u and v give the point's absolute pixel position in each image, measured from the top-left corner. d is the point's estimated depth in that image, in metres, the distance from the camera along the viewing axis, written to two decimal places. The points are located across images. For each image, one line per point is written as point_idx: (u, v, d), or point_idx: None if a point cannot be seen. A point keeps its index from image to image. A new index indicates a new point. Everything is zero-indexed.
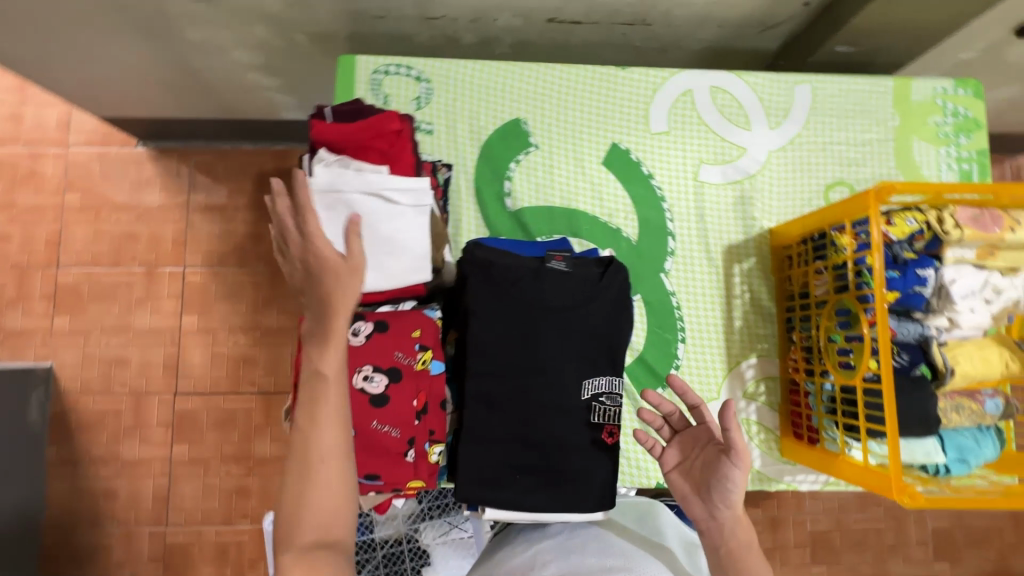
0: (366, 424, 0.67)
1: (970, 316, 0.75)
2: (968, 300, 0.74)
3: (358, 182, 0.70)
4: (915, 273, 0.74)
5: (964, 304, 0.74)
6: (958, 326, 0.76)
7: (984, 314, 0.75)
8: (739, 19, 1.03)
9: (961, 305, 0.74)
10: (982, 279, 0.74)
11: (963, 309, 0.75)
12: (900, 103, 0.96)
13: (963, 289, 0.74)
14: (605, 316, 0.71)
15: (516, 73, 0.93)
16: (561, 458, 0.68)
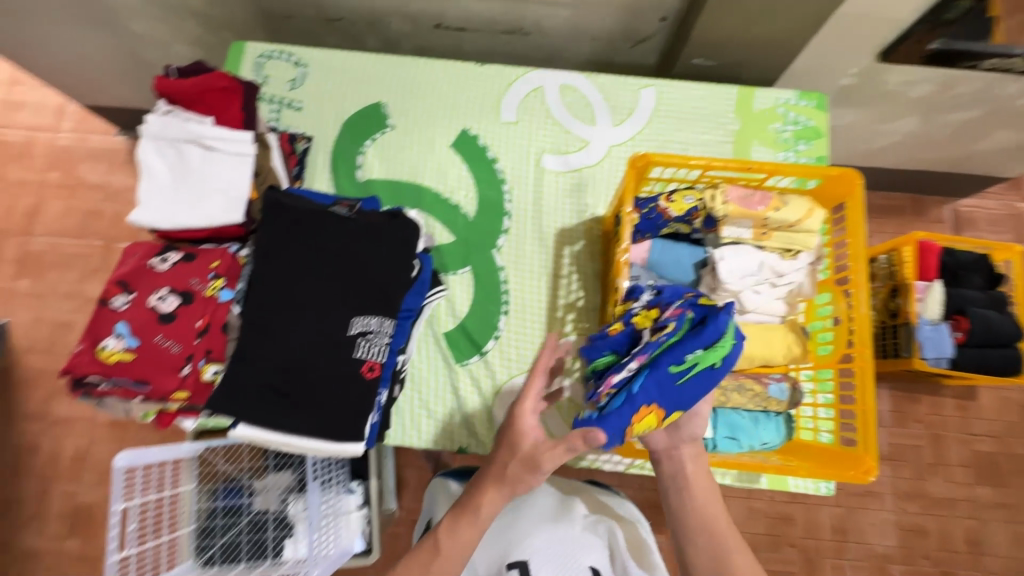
0: (150, 337, 0.74)
1: (750, 298, 0.76)
2: (744, 282, 0.76)
3: (183, 132, 0.81)
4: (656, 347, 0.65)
5: (740, 286, 0.76)
6: (746, 308, 0.77)
7: (766, 297, 0.77)
8: (606, 32, 1.13)
9: (739, 286, 0.76)
10: (755, 262, 0.76)
11: (741, 292, 0.76)
12: (742, 109, 1.01)
13: (734, 272, 0.75)
14: (383, 261, 0.76)
15: (382, 64, 1.04)
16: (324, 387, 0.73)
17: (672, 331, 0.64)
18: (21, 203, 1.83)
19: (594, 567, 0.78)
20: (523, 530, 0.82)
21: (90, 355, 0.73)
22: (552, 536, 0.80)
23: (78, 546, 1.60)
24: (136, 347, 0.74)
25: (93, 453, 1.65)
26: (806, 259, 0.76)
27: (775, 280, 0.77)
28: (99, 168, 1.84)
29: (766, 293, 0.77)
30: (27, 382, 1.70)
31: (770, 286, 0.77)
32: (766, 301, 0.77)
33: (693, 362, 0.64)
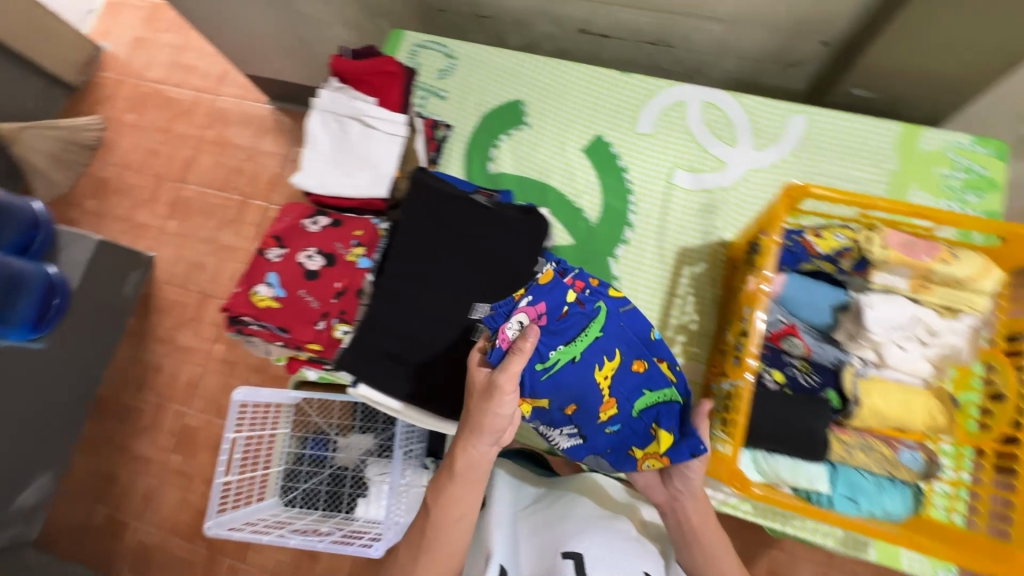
0: (296, 290, 0.81)
1: (896, 355, 0.70)
2: (893, 334, 0.70)
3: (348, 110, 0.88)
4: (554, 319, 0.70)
5: (887, 339, 0.70)
6: (886, 363, 0.71)
7: (914, 356, 0.70)
8: (758, 52, 1.09)
9: (884, 339, 0.70)
10: (908, 316, 0.69)
11: (886, 346, 0.71)
12: (904, 148, 0.93)
13: (881, 323, 0.70)
14: (511, 253, 0.79)
15: (529, 64, 1.07)
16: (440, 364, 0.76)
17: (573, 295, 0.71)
18: (181, 154, 2.08)
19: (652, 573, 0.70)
20: (567, 529, 0.74)
21: (245, 297, 0.82)
22: (601, 533, 0.73)
23: (178, 462, 1.79)
24: (283, 297, 0.81)
25: (205, 383, 1.85)
26: (970, 322, 0.69)
27: (928, 338, 0.70)
28: (247, 131, 2.06)
29: (914, 352, 0.70)
30: (162, 311, 1.93)
31: (920, 343, 0.70)
32: (913, 360, 0.70)
33: (560, 359, 0.69)
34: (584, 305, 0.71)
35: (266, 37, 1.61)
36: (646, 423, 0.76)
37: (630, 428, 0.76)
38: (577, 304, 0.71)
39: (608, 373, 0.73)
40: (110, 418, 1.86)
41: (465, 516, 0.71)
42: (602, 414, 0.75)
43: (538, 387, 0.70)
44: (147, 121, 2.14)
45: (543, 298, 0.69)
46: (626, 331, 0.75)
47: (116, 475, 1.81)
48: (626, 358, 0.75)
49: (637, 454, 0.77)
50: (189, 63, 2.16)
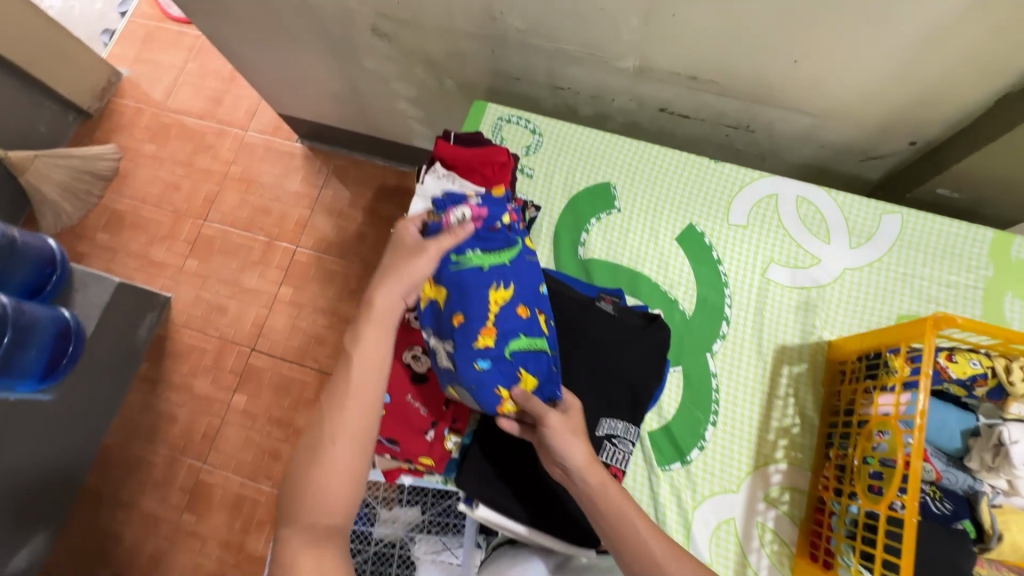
0: (402, 396, 0.76)
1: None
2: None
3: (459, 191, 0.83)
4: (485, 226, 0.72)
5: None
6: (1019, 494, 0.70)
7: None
8: (840, 143, 1.10)
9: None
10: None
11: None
12: (997, 255, 0.95)
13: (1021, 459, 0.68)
14: (636, 364, 0.75)
15: (617, 145, 1.06)
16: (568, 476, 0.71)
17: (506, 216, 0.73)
18: (203, 189, 1.99)
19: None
20: None
21: None
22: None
23: (191, 522, 1.68)
24: (387, 402, 0.76)
25: (223, 435, 1.75)
26: None
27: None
28: (275, 169, 1.99)
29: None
30: (178, 356, 1.83)
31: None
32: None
33: (472, 261, 0.70)
34: (510, 230, 0.72)
35: (314, 84, 1.56)
36: (516, 366, 0.70)
37: (501, 372, 0.69)
38: (506, 231, 0.72)
39: (498, 299, 0.70)
40: (116, 471, 1.73)
41: (353, 422, 0.63)
42: (479, 343, 0.69)
43: (443, 277, 0.71)
44: (167, 152, 2.05)
45: (488, 207, 0.72)
46: (529, 273, 0.72)
47: (120, 534, 1.68)
48: (515, 296, 0.71)
49: (500, 395, 0.69)
50: (216, 96, 2.09)
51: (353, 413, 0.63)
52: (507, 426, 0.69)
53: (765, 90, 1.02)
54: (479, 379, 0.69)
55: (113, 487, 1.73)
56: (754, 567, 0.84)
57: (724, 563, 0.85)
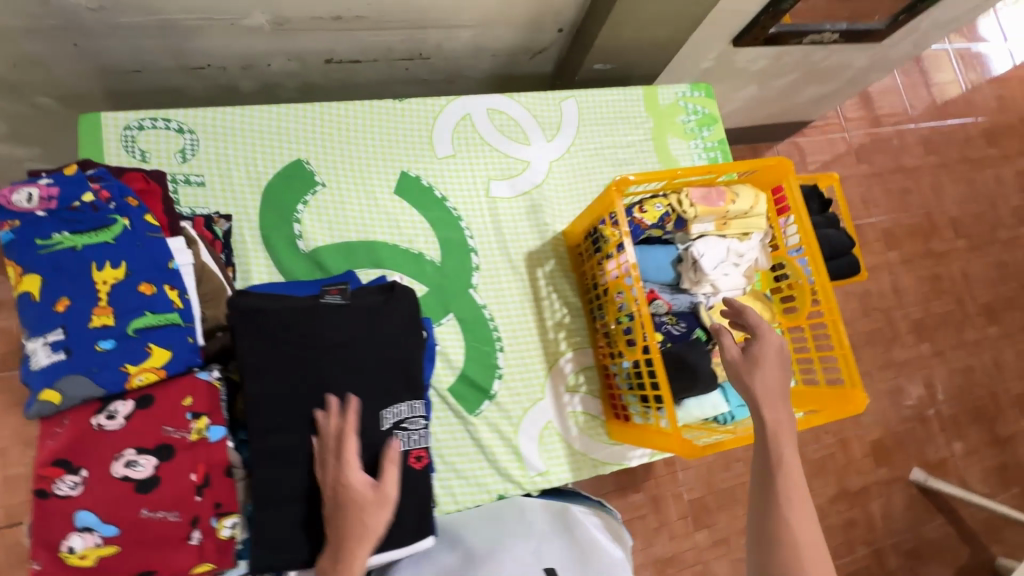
0: (135, 514, 0.59)
1: (726, 279, 0.86)
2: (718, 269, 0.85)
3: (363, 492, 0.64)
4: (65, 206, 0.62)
5: (715, 273, 0.85)
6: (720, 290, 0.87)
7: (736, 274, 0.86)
8: (507, 47, 1.13)
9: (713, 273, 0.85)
10: (721, 249, 0.85)
11: (717, 277, 0.85)
12: (651, 107, 1.11)
13: (706, 264, 0.84)
14: (390, 341, 0.70)
15: (289, 115, 0.92)
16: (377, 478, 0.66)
17: (91, 196, 0.62)
18: None
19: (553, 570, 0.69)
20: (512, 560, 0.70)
21: (57, 565, 0.58)
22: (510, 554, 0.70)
23: None
24: (117, 534, 0.59)
25: None
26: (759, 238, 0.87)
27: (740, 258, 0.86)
28: None
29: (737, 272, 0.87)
30: None
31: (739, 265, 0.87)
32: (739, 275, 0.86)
33: (62, 244, 0.62)
34: (97, 211, 0.63)
35: None
36: (144, 342, 0.64)
37: (130, 356, 0.63)
38: (91, 206, 0.63)
39: (106, 280, 0.63)
40: None
41: None
42: (94, 321, 0.63)
43: (30, 264, 0.62)
44: None
45: (61, 187, 0.61)
46: (150, 251, 0.66)
47: None
48: (133, 274, 0.65)
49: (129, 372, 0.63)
50: None
51: None
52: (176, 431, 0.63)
53: (417, 15, 0.98)
54: (97, 363, 0.62)
55: None
56: (581, 450, 0.92)
57: (558, 463, 0.91)
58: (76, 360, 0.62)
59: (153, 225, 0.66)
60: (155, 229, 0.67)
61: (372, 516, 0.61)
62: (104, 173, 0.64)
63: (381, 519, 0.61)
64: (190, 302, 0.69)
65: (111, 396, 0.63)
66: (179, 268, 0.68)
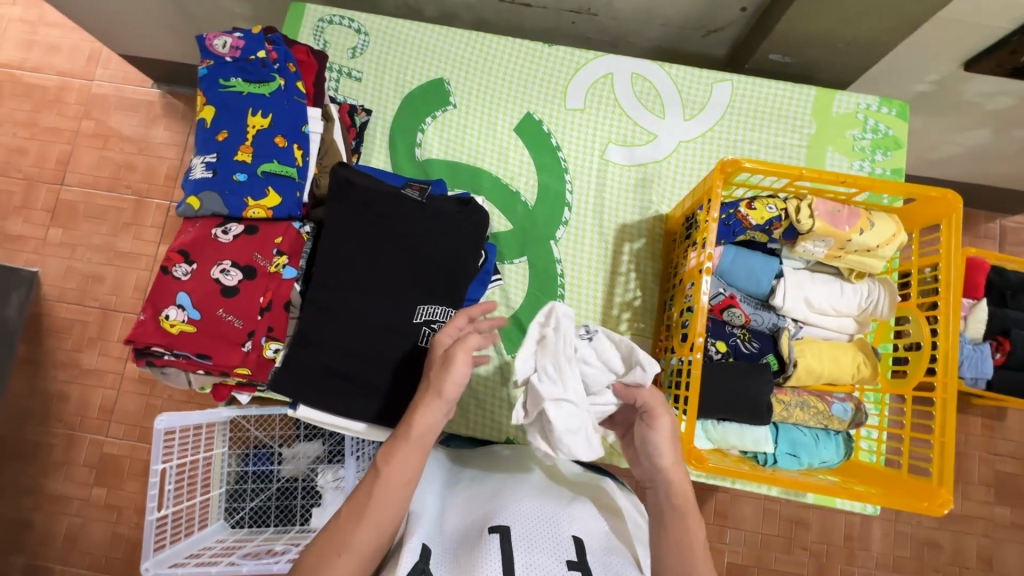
0: (212, 310, 0.73)
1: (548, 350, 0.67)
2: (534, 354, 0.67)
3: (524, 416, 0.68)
4: (246, 58, 0.77)
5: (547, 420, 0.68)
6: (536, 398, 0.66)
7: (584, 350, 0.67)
8: (679, 19, 1.07)
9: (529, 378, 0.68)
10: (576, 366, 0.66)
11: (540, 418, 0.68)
12: (820, 113, 0.97)
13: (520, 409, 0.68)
14: (448, 248, 0.74)
15: (446, 36, 1.00)
16: (397, 359, 0.72)
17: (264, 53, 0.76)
18: (55, 150, 1.80)
19: (580, 539, 0.64)
20: (537, 501, 0.69)
21: (153, 325, 0.72)
22: (540, 509, 0.67)
23: (103, 494, 1.63)
24: (199, 319, 0.73)
25: (122, 406, 1.67)
26: (871, 288, 0.76)
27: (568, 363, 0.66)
28: (133, 120, 1.81)
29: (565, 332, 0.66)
30: (59, 332, 1.70)
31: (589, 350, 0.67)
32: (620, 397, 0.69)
33: (235, 88, 0.78)
34: (265, 67, 0.77)
35: (143, 15, 1.40)
36: (265, 184, 0.77)
37: (250, 191, 0.77)
38: (261, 61, 0.77)
39: (254, 126, 0.78)
40: (11, 463, 1.65)
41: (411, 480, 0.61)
42: (238, 156, 0.78)
43: (212, 98, 0.79)
44: (4, 113, 1.81)
45: (247, 41, 0.77)
46: (293, 110, 0.78)
47: (30, 520, 1.62)
48: (274, 126, 0.78)
49: (247, 204, 0.76)
50: (41, 40, 1.84)
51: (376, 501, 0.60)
52: (263, 258, 0.75)
53: None
54: (228, 187, 0.77)
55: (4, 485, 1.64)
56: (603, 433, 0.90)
57: None
58: (215, 183, 0.77)
59: (300, 91, 0.78)
60: (302, 95, 0.79)
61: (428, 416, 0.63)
62: (278, 38, 0.78)
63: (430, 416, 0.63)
64: (309, 163, 0.80)
65: (231, 217, 0.78)
66: (309, 133, 0.80)
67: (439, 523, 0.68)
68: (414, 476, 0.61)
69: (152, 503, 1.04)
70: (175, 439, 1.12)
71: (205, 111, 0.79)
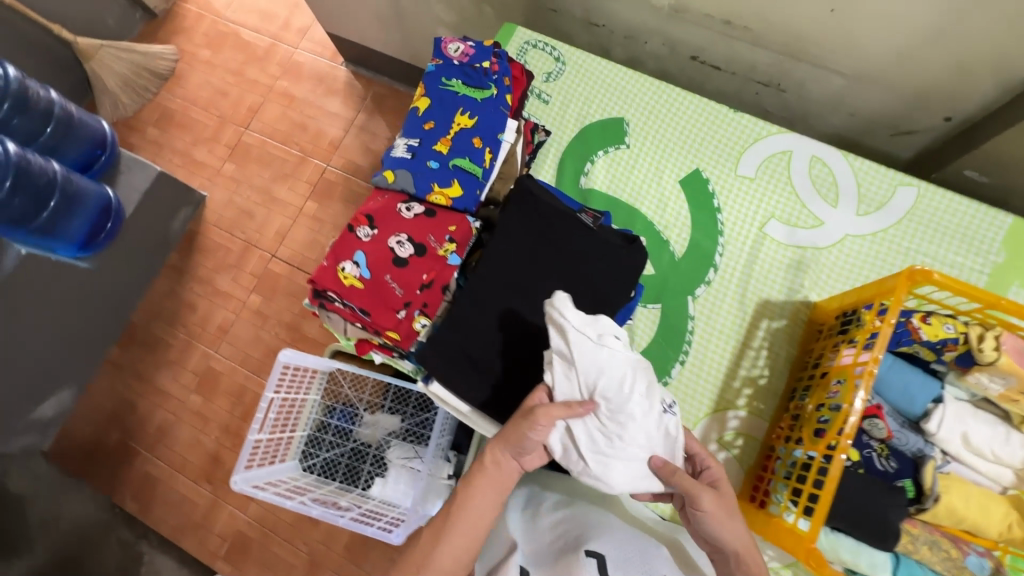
0: (382, 274, 0.81)
1: (648, 386, 0.68)
2: (638, 366, 0.69)
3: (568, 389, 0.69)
4: (472, 65, 0.87)
5: (567, 396, 0.68)
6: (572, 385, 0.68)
7: (659, 426, 0.68)
8: (872, 113, 1.05)
9: (613, 350, 0.68)
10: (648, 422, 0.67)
11: (569, 382, 0.68)
12: (1012, 243, 0.90)
13: (583, 319, 0.69)
14: (603, 278, 0.77)
15: (637, 82, 1.05)
16: (531, 365, 0.76)
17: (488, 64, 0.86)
18: (248, 99, 2.06)
19: None
20: (624, 536, 0.73)
21: (331, 272, 0.81)
22: (631, 545, 0.72)
23: (196, 403, 1.73)
24: (367, 278, 0.81)
25: (235, 330, 1.81)
26: None
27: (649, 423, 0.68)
28: (317, 88, 2.04)
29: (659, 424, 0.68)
30: (206, 251, 1.89)
31: (659, 440, 0.68)
32: (592, 473, 0.67)
33: (453, 87, 0.87)
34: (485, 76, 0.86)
35: (362, 6, 1.59)
36: (452, 176, 0.85)
37: (439, 179, 0.85)
38: (484, 71, 0.86)
39: (460, 123, 0.86)
40: (134, 351, 1.80)
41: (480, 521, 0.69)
42: (437, 145, 0.86)
43: (430, 91, 0.88)
44: (220, 60, 2.11)
45: (477, 51, 0.87)
46: (497, 118, 0.86)
47: (133, 403, 1.74)
48: (476, 127, 0.86)
49: (433, 188, 0.84)
50: (266, 7, 2.14)
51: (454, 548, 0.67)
52: (434, 241, 0.82)
53: (799, 43, 0.98)
54: (422, 171, 0.85)
55: (119, 372, 1.77)
56: None
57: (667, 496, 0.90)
58: (411, 164, 0.86)
59: (507, 103, 0.86)
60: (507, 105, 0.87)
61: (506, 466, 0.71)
62: (503, 54, 0.88)
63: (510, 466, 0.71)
64: (493, 167, 0.87)
65: (415, 196, 0.86)
66: (502, 141, 0.87)
67: (531, 547, 0.73)
68: (488, 514, 0.69)
69: (257, 422, 1.15)
70: (288, 375, 1.24)
71: (421, 100, 0.89)
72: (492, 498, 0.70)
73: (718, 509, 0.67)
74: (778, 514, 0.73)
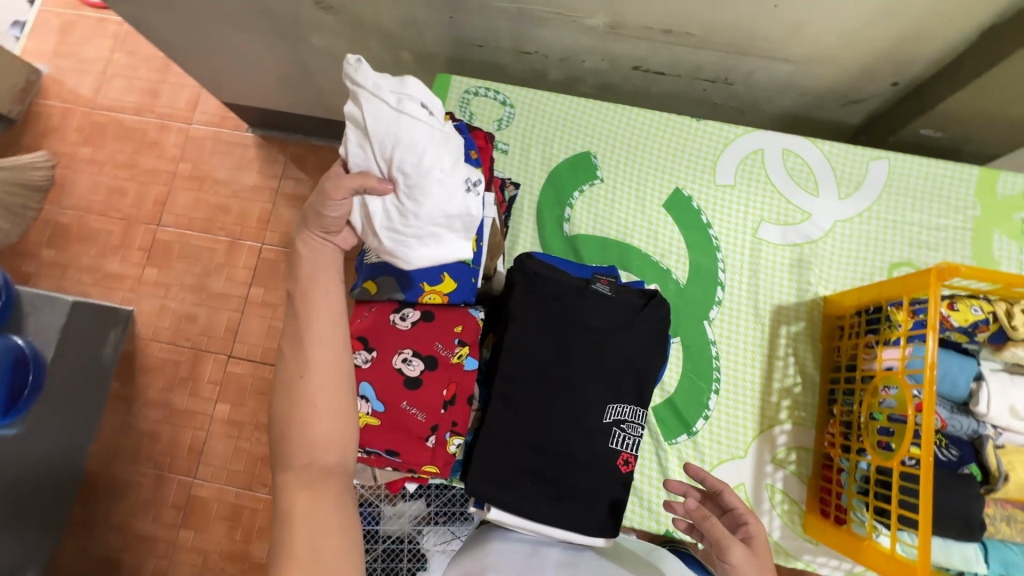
0: (397, 402, 0.72)
1: (451, 162, 0.61)
2: (444, 139, 0.61)
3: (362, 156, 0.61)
4: None
5: (364, 163, 0.61)
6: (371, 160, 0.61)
7: (462, 207, 0.62)
8: (821, 89, 1.05)
9: (415, 122, 0.59)
10: (447, 194, 0.61)
11: (364, 151, 0.60)
12: (984, 194, 0.93)
13: (384, 81, 0.59)
14: (637, 345, 0.72)
15: (594, 110, 0.99)
16: (588, 461, 0.70)
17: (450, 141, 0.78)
18: (152, 192, 1.75)
19: None
20: None
21: None
22: None
23: (189, 538, 1.51)
24: (382, 412, 0.72)
25: (210, 448, 1.56)
26: None
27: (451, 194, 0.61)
28: (227, 162, 1.76)
29: (462, 199, 0.62)
30: (151, 371, 1.62)
31: (462, 220, 0.63)
32: (386, 250, 0.64)
33: None
34: None
35: (259, 69, 1.39)
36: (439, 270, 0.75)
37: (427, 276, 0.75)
38: None
39: None
40: (100, 503, 1.53)
41: (333, 330, 0.59)
42: None
43: None
44: (106, 155, 1.78)
45: None
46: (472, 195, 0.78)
47: (113, 560, 1.50)
48: None
49: (422, 289, 0.75)
50: (143, 82, 1.82)
51: (317, 374, 0.58)
52: (442, 349, 0.74)
53: (745, 39, 0.95)
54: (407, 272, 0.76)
55: (88, 531, 1.52)
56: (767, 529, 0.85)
57: None
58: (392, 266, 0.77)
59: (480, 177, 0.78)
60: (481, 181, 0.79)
61: (323, 253, 0.63)
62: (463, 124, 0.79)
63: (332, 267, 0.63)
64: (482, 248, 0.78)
65: (406, 303, 0.77)
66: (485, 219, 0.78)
67: None
68: (335, 308, 0.60)
69: None
70: None
71: None
72: (328, 279, 0.62)
73: (748, 565, 0.61)
74: (869, 536, 0.73)
